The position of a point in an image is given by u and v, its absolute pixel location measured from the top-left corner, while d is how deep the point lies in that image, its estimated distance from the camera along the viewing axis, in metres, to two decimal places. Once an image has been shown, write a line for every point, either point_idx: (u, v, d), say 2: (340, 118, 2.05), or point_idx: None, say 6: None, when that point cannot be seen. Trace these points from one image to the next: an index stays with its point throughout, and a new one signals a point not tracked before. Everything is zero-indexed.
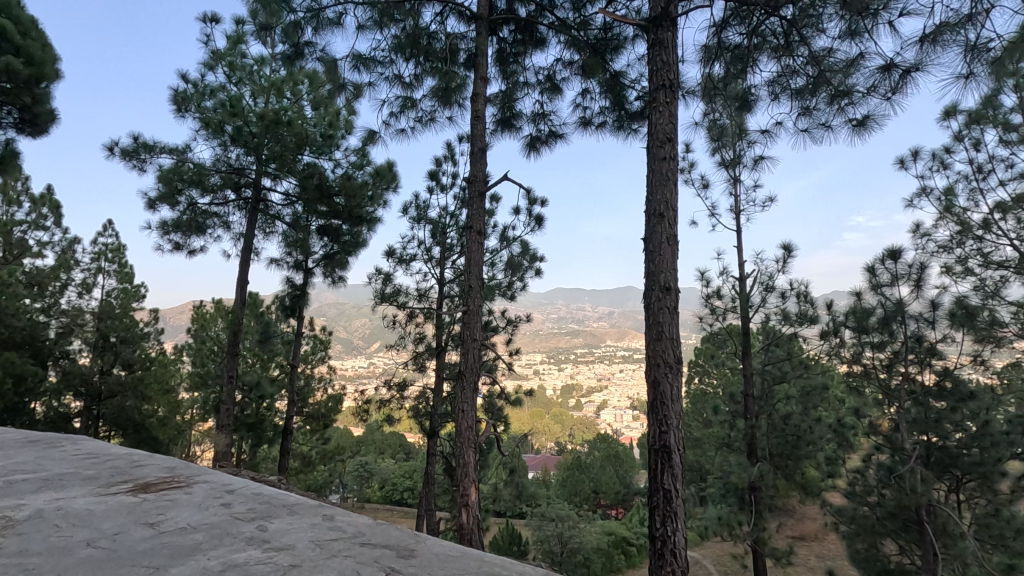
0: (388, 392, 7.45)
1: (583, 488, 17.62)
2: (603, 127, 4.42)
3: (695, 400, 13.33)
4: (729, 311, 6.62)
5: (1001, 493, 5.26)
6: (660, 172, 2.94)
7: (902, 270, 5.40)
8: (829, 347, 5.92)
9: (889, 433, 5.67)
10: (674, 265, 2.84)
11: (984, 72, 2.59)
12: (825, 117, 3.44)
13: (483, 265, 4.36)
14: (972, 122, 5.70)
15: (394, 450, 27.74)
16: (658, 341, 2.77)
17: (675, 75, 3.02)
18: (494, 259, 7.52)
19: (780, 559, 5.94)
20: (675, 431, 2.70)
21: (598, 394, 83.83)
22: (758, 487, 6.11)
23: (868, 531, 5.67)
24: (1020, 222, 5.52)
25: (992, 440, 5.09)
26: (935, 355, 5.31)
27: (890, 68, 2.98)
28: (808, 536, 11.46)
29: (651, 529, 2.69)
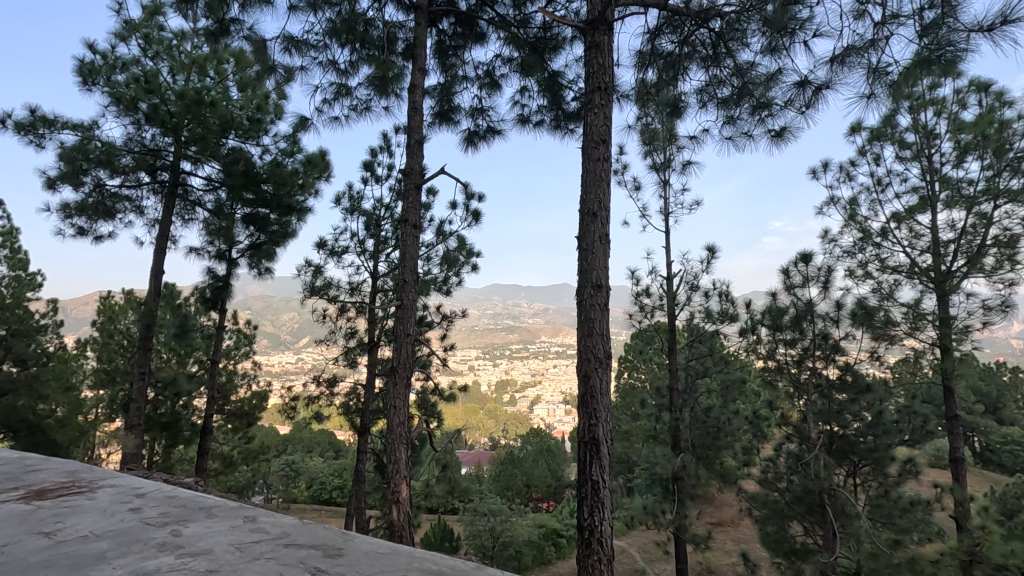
0: (317, 388, 7.18)
1: (516, 482, 17.78)
2: (540, 125, 4.47)
3: (624, 394, 13.78)
4: (657, 309, 6.90)
5: (891, 476, 5.81)
6: (595, 172, 3.01)
7: (812, 272, 5.83)
8: (747, 344, 6.31)
9: (797, 423, 6.10)
10: (606, 264, 2.92)
11: (883, 94, 2.85)
12: (747, 126, 3.64)
13: (418, 259, 4.29)
14: (874, 138, 6.23)
15: (323, 448, 26.94)
16: (589, 336, 2.84)
17: (610, 78, 3.10)
18: (430, 254, 7.42)
19: (699, 545, 6.27)
20: (603, 423, 2.79)
21: (533, 389, 84.90)
22: (681, 477, 6.43)
23: (778, 515, 6.11)
24: (912, 231, 6.10)
25: (884, 429, 5.60)
26: (839, 351, 5.76)
27: (805, 84, 3.21)
28: (725, 522, 12.16)
29: (579, 519, 2.77)
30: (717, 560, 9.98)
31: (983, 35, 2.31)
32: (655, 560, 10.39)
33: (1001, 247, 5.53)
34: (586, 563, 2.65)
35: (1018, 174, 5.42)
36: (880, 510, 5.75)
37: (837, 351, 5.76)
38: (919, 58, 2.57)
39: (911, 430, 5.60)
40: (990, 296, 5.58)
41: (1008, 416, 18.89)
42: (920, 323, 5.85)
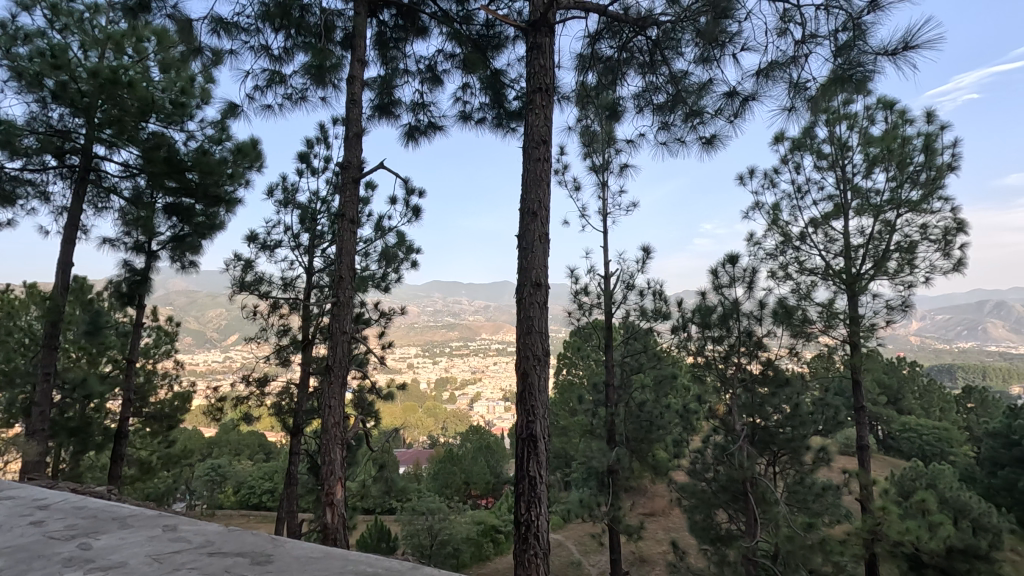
0: (246, 388, 6.84)
1: (455, 480, 17.71)
2: (482, 123, 4.46)
3: (563, 391, 14.04)
4: (595, 307, 7.08)
5: (806, 464, 6.23)
6: (535, 171, 3.04)
7: (738, 273, 6.16)
8: (678, 340, 6.57)
9: (724, 416, 6.43)
10: (545, 263, 2.95)
11: (802, 107, 3.05)
12: (680, 133, 3.79)
13: (355, 254, 4.18)
14: (795, 148, 6.65)
15: (252, 450, 25.80)
16: (528, 334, 2.87)
17: (551, 80, 3.14)
18: (368, 250, 7.24)
19: (632, 535, 6.49)
20: (541, 420, 2.83)
21: (473, 387, 84.87)
22: (616, 470, 6.64)
23: (705, 503, 6.42)
24: (827, 236, 6.57)
25: (801, 420, 6.00)
26: (761, 347, 6.11)
27: (733, 95, 3.38)
28: (656, 512, 12.66)
29: (517, 515, 2.79)
30: (649, 549, 10.36)
31: (888, 58, 2.52)
32: (591, 551, 10.66)
33: (902, 252, 6.11)
34: (523, 558, 2.68)
35: (917, 186, 5.95)
36: (796, 496, 6.10)
37: (759, 348, 6.11)
38: (835, 76, 2.77)
39: (824, 421, 6.04)
40: (892, 296, 6.20)
41: (907, 407, 20.81)
42: (833, 321, 6.31)
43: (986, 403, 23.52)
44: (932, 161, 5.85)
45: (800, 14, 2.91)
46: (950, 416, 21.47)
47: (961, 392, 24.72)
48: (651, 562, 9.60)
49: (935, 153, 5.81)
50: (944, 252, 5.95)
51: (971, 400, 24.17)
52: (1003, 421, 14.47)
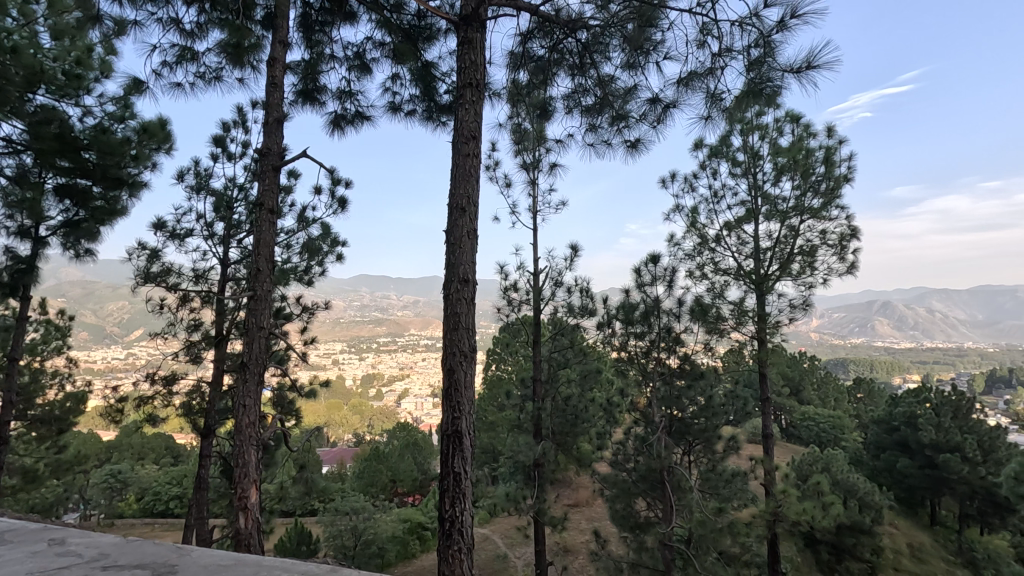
0: (150, 387, 6.34)
1: (381, 478, 17.28)
2: (412, 115, 4.39)
3: (491, 386, 14.08)
4: (523, 304, 7.19)
5: (717, 452, 6.64)
6: (464, 167, 3.03)
7: (659, 272, 6.43)
8: (603, 336, 6.77)
9: (644, 409, 6.71)
10: (473, 259, 2.95)
11: (718, 117, 3.24)
12: (606, 135, 3.90)
13: (275, 246, 3.98)
14: (712, 155, 7.04)
15: (158, 454, 23.95)
16: (455, 330, 2.86)
17: (482, 76, 3.13)
18: (289, 241, 6.91)
19: (556, 527, 6.64)
20: (467, 415, 2.83)
21: (400, 383, 83.39)
22: (541, 464, 6.77)
23: (626, 493, 6.67)
24: (739, 239, 7.02)
25: (713, 411, 6.38)
26: (679, 343, 6.42)
27: (656, 101, 3.54)
28: (580, 503, 13.03)
29: (440, 512, 2.78)
30: (573, 539, 10.65)
31: (793, 75, 2.73)
32: (516, 544, 10.81)
33: (804, 255, 6.65)
34: (446, 555, 2.68)
35: (818, 195, 6.48)
36: (709, 482, 6.48)
37: (678, 343, 6.42)
38: (749, 89, 2.96)
39: (734, 411, 6.45)
40: (795, 295, 6.76)
41: (807, 397, 22.64)
42: (743, 319, 6.77)
43: (872, 393, 26.04)
44: (831, 172, 6.39)
45: (717, 28, 3.08)
46: (842, 405, 23.58)
47: (852, 383, 27.23)
48: (575, 552, 9.87)
49: (834, 165, 6.34)
50: (840, 256, 6.52)
51: (860, 391, 26.64)
52: (886, 409, 16.06)
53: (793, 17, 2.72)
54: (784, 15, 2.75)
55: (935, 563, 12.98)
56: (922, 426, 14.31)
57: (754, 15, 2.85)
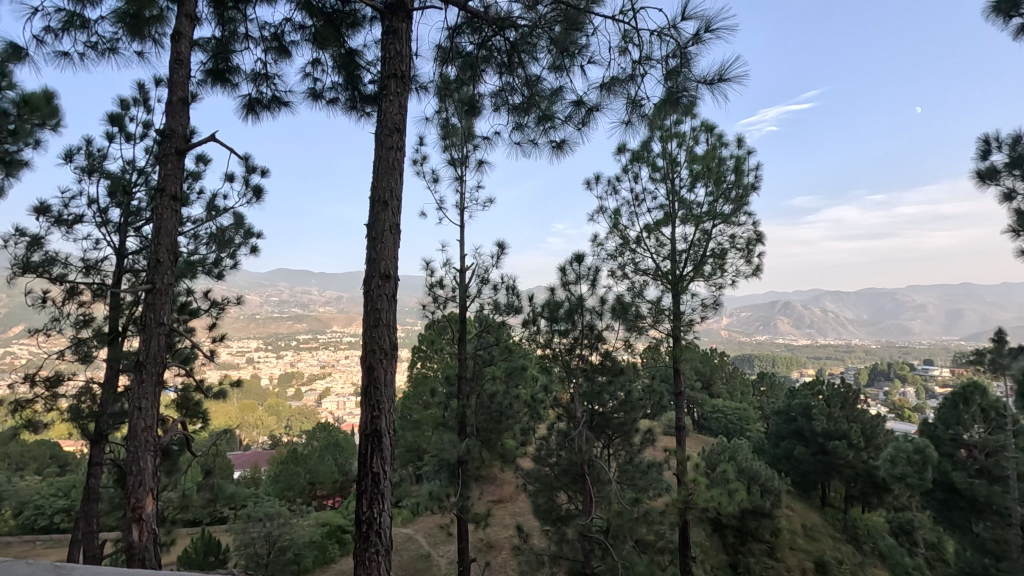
0: (30, 389, 5.71)
1: (298, 481, 16.48)
2: (334, 103, 4.23)
3: (416, 383, 13.84)
4: (449, 300, 7.15)
5: (634, 445, 6.92)
6: (387, 160, 2.95)
7: (583, 271, 6.61)
8: (528, 333, 6.84)
9: (566, 404, 6.88)
10: (395, 254, 2.89)
11: (638, 122, 3.38)
12: (533, 135, 3.95)
13: (178, 237, 3.70)
14: (634, 159, 7.32)
15: (40, 463, 21.54)
16: (375, 327, 2.78)
17: (407, 68, 3.06)
18: (196, 231, 6.45)
19: (479, 523, 6.65)
20: (387, 414, 2.77)
21: (321, 381, 80.28)
22: (465, 461, 6.76)
23: (548, 487, 6.80)
24: (658, 241, 7.34)
25: (632, 405, 6.64)
26: (601, 340, 6.61)
27: (580, 104, 3.62)
28: (504, 499, 13.15)
29: (358, 513, 2.71)
30: (496, 534, 10.73)
31: (706, 87, 2.89)
32: (439, 542, 10.74)
33: (715, 258, 7.07)
34: (362, 558, 2.61)
35: (728, 201, 6.90)
36: (627, 474, 6.74)
37: (599, 340, 6.59)
38: (668, 97, 3.11)
39: (651, 405, 6.76)
40: (707, 295, 7.18)
41: (717, 391, 24.08)
42: (660, 317, 7.10)
43: (773, 386, 28.15)
44: (740, 180, 6.83)
45: (638, 37, 3.21)
46: (748, 398, 25.30)
47: (756, 377, 29.32)
48: (498, 547, 9.96)
49: (743, 174, 6.79)
50: (746, 259, 6.99)
51: (764, 384, 28.71)
52: (785, 401, 17.41)
53: (707, 32, 2.88)
54: (699, 29, 2.90)
55: (824, 540, 14.25)
56: (816, 416, 15.63)
57: (672, 27, 2.98)
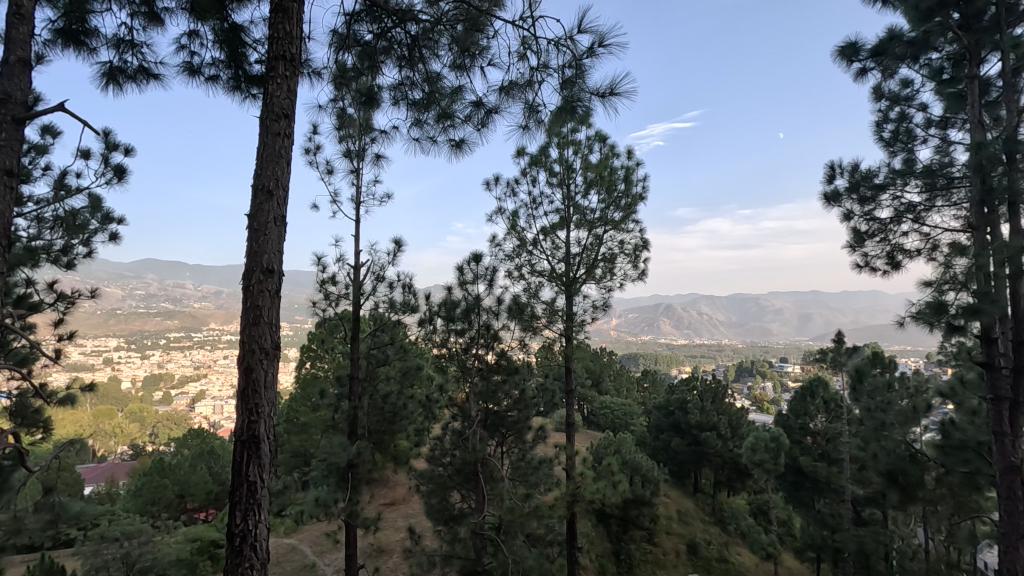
0: None
1: (164, 494, 14.94)
2: (214, 80, 3.88)
3: (304, 384, 13.08)
4: (341, 297, 6.85)
5: (527, 441, 7.07)
6: (272, 147, 2.77)
7: (480, 271, 6.65)
8: (424, 332, 6.75)
9: (461, 404, 6.88)
10: (279, 248, 2.72)
11: (534, 127, 3.47)
12: (432, 132, 3.89)
13: (13, 219, 3.18)
14: (532, 163, 7.50)
15: None
16: (255, 325, 2.59)
17: (297, 51, 2.89)
18: (41, 213, 5.62)
19: (369, 528, 6.43)
20: (266, 419, 2.59)
21: (194, 383, 73.43)
22: (355, 465, 6.50)
23: (441, 487, 6.74)
24: (553, 244, 7.58)
25: (525, 404, 6.78)
26: (497, 339, 6.67)
27: (480, 104, 3.65)
28: (396, 501, 12.88)
29: (230, 526, 2.51)
30: (387, 538, 10.48)
31: (598, 99, 3.04)
32: (326, 551, 10.26)
33: (606, 262, 7.45)
34: (235, 574, 2.42)
35: (619, 208, 7.30)
36: (519, 471, 6.87)
37: (495, 340, 6.65)
38: (564, 106, 3.23)
39: (544, 403, 6.96)
40: (597, 297, 7.54)
41: (605, 388, 25.33)
42: (554, 317, 7.35)
43: (655, 383, 30.24)
44: (629, 190, 7.26)
45: (536, 45, 3.29)
46: (632, 394, 26.97)
47: (640, 374, 31.36)
48: (389, 551, 9.72)
49: (632, 184, 7.22)
50: (633, 263, 7.44)
51: (646, 381, 30.79)
52: (665, 397, 18.73)
53: (600, 46, 3.02)
54: (593, 43, 3.04)
55: (696, 524, 15.56)
56: (691, 410, 17.02)
57: (569, 38, 3.09)
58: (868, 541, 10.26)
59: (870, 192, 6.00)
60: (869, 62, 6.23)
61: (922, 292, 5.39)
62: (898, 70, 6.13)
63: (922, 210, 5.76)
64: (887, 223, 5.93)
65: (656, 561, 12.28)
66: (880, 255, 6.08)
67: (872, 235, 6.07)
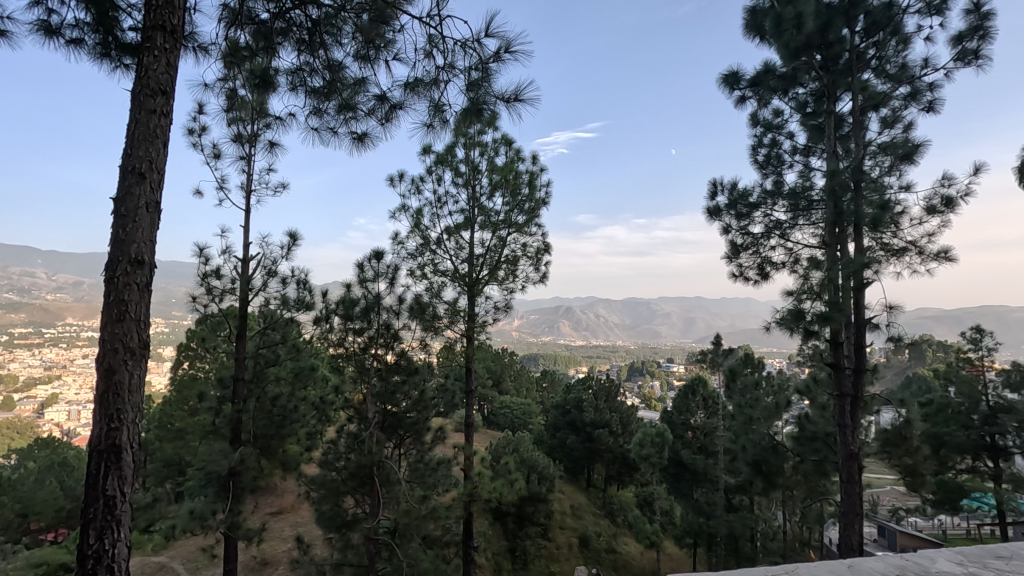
0: None
1: (2, 515, 12.93)
2: (77, 44, 3.44)
3: (180, 387, 11.95)
4: (226, 293, 6.36)
5: (426, 443, 6.98)
6: (146, 127, 2.50)
7: (381, 269, 6.47)
8: (320, 331, 6.45)
9: (358, 405, 6.66)
10: (152, 237, 2.47)
11: (439, 127, 3.45)
12: (332, 123, 3.72)
13: None
14: (438, 162, 7.44)
15: None
16: (119, 321, 2.33)
17: (181, 23, 2.64)
18: None
19: (252, 540, 6.00)
20: (129, 425, 2.34)
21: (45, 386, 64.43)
22: (238, 472, 6.05)
23: (333, 493, 6.45)
24: (457, 244, 7.57)
25: (424, 405, 6.69)
26: (397, 339, 6.51)
27: (383, 99, 3.55)
28: (284, 510, 12.17)
29: (81, 548, 2.23)
30: (272, 549, 9.87)
31: (503, 103, 3.08)
32: (201, 567, 9.45)
33: (508, 264, 7.57)
34: None
35: (522, 212, 7.45)
36: (416, 473, 6.73)
37: (395, 340, 6.50)
38: (471, 109, 3.24)
39: (443, 404, 6.89)
40: (499, 298, 7.63)
41: (505, 388, 25.71)
42: (455, 318, 7.34)
43: (553, 383, 31.17)
44: (533, 195, 7.43)
45: (442, 44, 3.27)
46: (531, 394, 27.63)
47: (540, 374, 32.21)
48: (274, 564, 9.15)
49: (535, 188, 7.40)
50: (535, 267, 7.63)
51: (545, 381, 31.73)
52: (562, 396, 19.33)
53: (506, 52, 3.06)
54: (500, 48, 3.07)
55: (587, 517, 16.26)
56: (586, 408, 17.75)
57: (476, 40, 3.10)
58: (737, 526, 11.30)
59: (745, 209, 6.63)
60: (747, 91, 6.87)
61: (786, 300, 6.03)
62: (771, 100, 6.83)
63: (787, 227, 6.47)
64: (759, 238, 6.59)
65: (549, 556, 12.69)
66: (752, 266, 6.73)
67: (747, 248, 6.70)
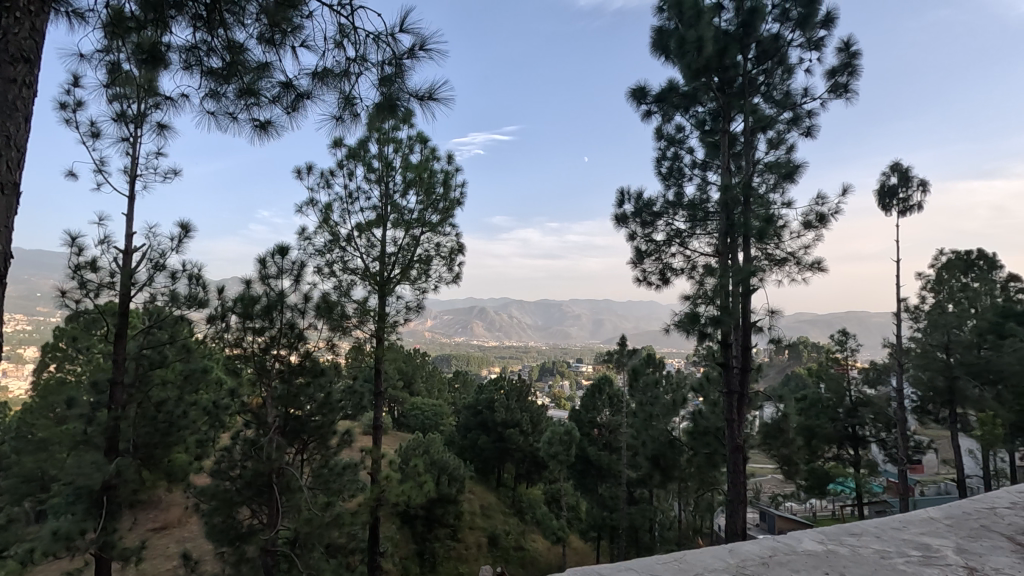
0: None
1: None
2: None
3: (44, 392, 10.60)
4: (105, 288, 5.74)
5: (331, 447, 6.70)
6: (4, 98, 2.20)
7: (286, 265, 6.13)
8: (214, 331, 5.99)
9: (256, 409, 6.26)
10: (7, 223, 2.17)
11: (348, 120, 3.32)
12: (231, 108, 3.46)
13: None
14: (349, 156, 7.17)
15: None
16: None
17: None
18: None
19: (130, 559, 5.46)
20: None
21: None
22: (114, 486, 5.48)
23: (226, 504, 6.01)
24: (367, 242, 7.33)
25: (330, 408, 6.42)
26: (302, 339, 6.18)
27: (289, 86, 3.37)
28: (169, 524, 11.19)
29: None
30: (154, 569, 9.03)
31: (417, 101, 3.03)
32: None
33: (421, 263, 7.46)
34: None
35: (436, 211, 7.37)
36: (319, 480, 6.42)
37: (300, 340, 6.17)
38: (384, 104, 3.16)
39: (350, 406, 6.64)
40: (410, 298, 7.50)
41: (417, 389, 25.31)
42: (365, 318, 7.11)
43: (466, 383, 31.12)
44: (447, 194, 7.38)
45: (354, 34, 3.15)
46: (443, 395, 27.43)
47: (452, 374, 32.03)
48: None
49: (450, 188, 7.36)
50: (448, 267, 7.56)
51: (458, 381, 31.64)
52: (474, 397, 19.37)
53: (420, 49, 3.02)
54: (414, 44, 3.02)
55: (497, 516, 16.40)
56: (497, 408, 17.87)
57: (390, 35, 3.02)
58: (638, 517, 11.90)
59: (650, 218, 7.01)
60: (653, 106, 7.26)
61: (683, 304, 6.44)
62: (674, 116, 7.26)
63: (686, 236, 6.91)
64: (661, 245, 6.99)
65: (458, 557, 12.66)
66: (655, 272, 7.12)
67: (650, 254, 7.08)
